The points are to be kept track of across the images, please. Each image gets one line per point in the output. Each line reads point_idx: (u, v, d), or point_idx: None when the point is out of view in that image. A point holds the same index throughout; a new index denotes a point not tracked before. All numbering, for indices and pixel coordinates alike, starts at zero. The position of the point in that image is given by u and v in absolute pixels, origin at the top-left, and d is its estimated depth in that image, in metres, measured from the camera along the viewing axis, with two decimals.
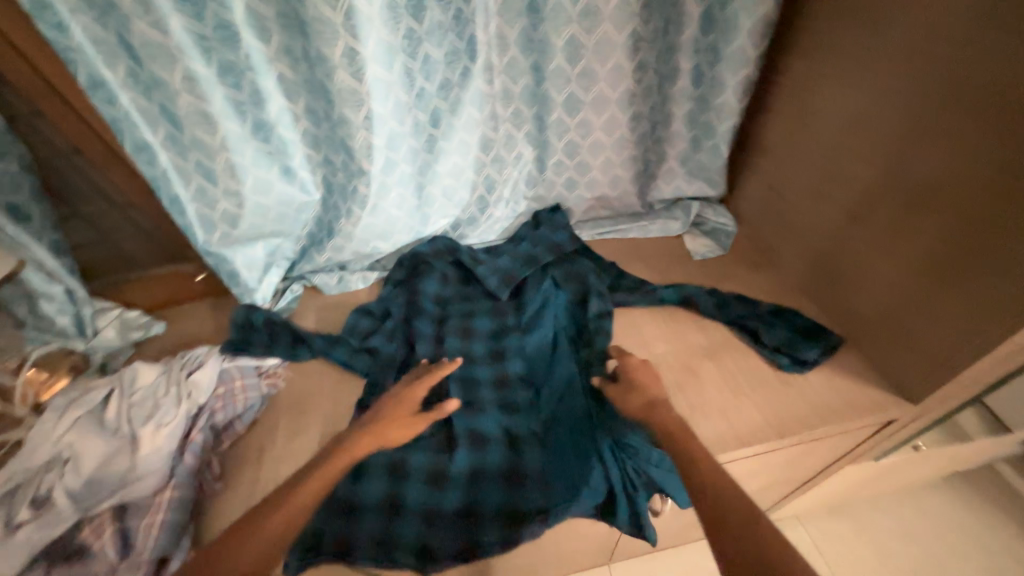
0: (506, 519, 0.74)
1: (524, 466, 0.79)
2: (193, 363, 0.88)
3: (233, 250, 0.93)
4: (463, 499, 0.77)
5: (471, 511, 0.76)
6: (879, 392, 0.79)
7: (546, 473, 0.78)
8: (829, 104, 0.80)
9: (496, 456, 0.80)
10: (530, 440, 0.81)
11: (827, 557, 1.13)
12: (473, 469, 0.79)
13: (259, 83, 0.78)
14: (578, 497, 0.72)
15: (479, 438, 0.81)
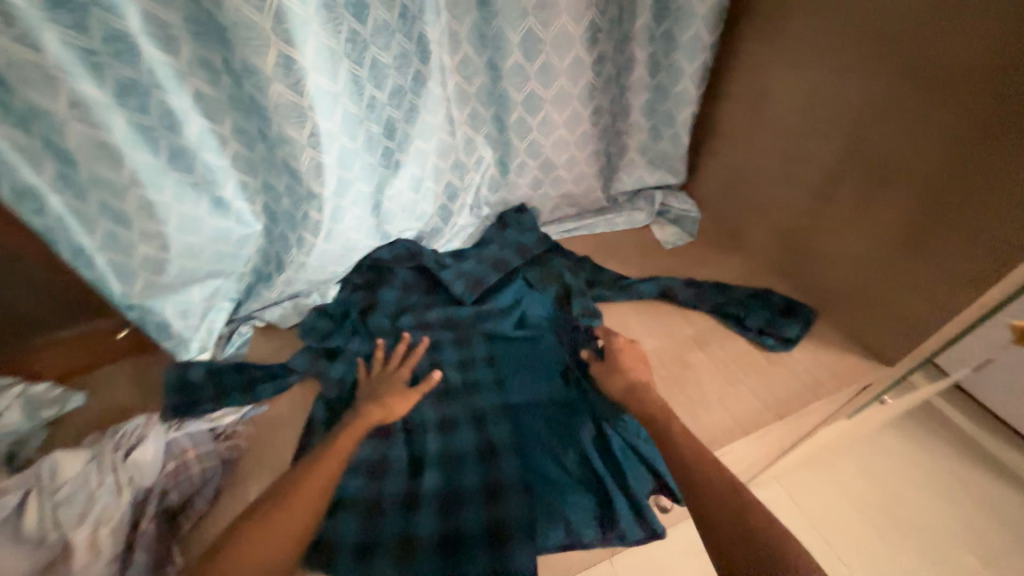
0: (490, 499, 0.68)
1: (498, 442, 0.74)
2: (131, 437, 0.74)
3: (162, 299, 0.80)
4: (442, 529, 0.66)
5: (452, 539, 0.65)
6: (859, 359, 0.82)
7: (525, 447, 0.74)
8: (791, 86, 0.82)
9: (474, 474, 0.71)
10: (499, 416, 0.78)
11: (807, 511, 1.12)
12: (449, 454, 0.74)
13: (173, 103, 0.67)
14: (560, 462, 0.72)
15: (453, 456, 0.73)
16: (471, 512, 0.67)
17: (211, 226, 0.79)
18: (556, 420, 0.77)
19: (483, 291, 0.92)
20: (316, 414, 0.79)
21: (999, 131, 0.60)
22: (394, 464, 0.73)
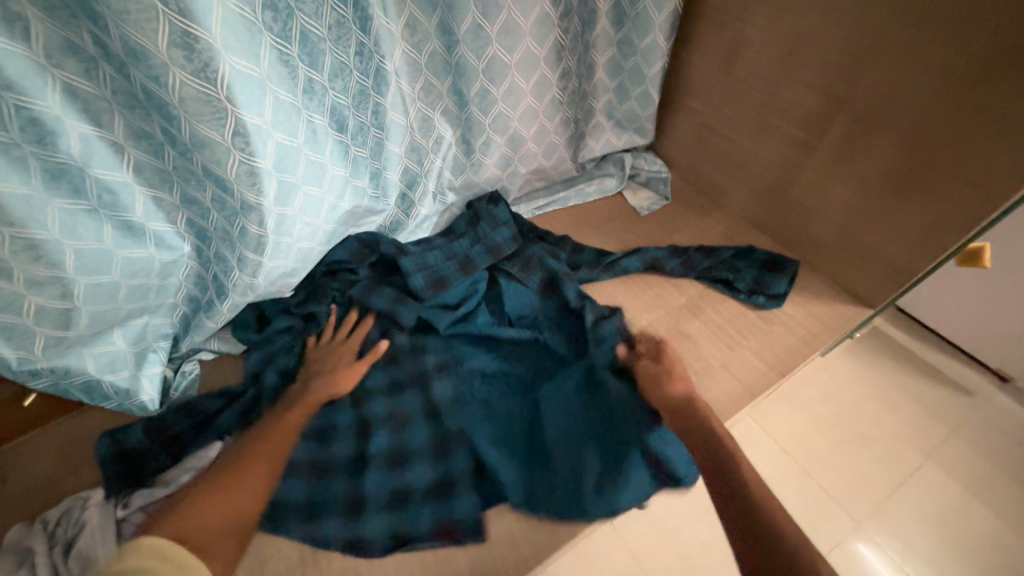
0: (435, 455, 0.71)
1: (438, 400, 0.75)
2: (71, 523, 0.63)
3: (76, 354, 0.65)
4: (391, 486, 0.69)
5: (401, 494, 0.68)
6: (844, 306, 0.83)
7: (470, 400, 0.75)
8: (769, 30, 0.77)
9: (420, 433, 0.73)
10: (439, 371, 0.77)
11: (778, 438, 1.18)
12: (393, 417, 0.74)
13: (38, 107, 0.50)
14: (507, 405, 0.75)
15: (401, 419, 0.74)
16: (417, 468, 0.70)
17: (121, 257, 0.63)
18: (512, 365, 0.78)
19: (446, 287, 0.84)
20: (265, 386, 0.74)
21: (989, 65, 0.58)
22: (341, 430, 0.73)
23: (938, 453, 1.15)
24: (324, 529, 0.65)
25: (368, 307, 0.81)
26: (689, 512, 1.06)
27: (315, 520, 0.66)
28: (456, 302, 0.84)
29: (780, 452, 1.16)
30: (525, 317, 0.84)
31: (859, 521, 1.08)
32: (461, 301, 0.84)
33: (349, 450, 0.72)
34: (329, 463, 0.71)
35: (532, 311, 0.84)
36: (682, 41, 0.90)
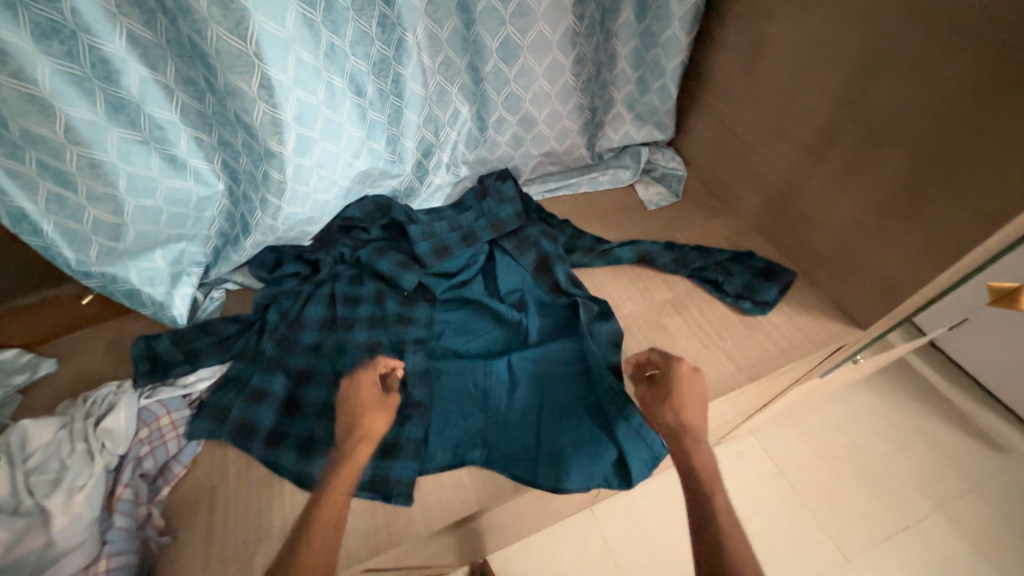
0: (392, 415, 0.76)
1: (408, 370, 0.79)
2: (104, 405, 0.74)
3: (122, 265, 0.76)
4: None
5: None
6: (833, 322, 0.82)
7: (438, 370, 0.81)
8: (789, 31, 0.75)
9: None
10: (416, 345, 0.82)
11: (776, 458, 1.19)
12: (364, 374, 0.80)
13: (107, 50, 0.60)
14: (470, 380, 0.80)
15: None
16: None
17: (165, 186, 0.74)
18: (489, 342, 0.85)
19: (448, 256, 0.90)
20: (269, 319, 0.84)
21: (1003, 86, 0.55)
22: (317, 374, 0.80)
23: (953, 508, 1.12)
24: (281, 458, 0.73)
25: (373, 268, 0.89)
26: (658, 503, 1.12)
27: (272, 446, 0.74)
28: (452, 272, 0.90)
29: (777, 474, 1.17)
30: (515, 293, 0.88)
31: (849, 557, 1.07)
32: (457, 271, 0.91)
33: (319, 396, 0.78)
34: (300, 402, 0.79)
35: (522, 286, 0.89)
36: (707, 37, 0.90)
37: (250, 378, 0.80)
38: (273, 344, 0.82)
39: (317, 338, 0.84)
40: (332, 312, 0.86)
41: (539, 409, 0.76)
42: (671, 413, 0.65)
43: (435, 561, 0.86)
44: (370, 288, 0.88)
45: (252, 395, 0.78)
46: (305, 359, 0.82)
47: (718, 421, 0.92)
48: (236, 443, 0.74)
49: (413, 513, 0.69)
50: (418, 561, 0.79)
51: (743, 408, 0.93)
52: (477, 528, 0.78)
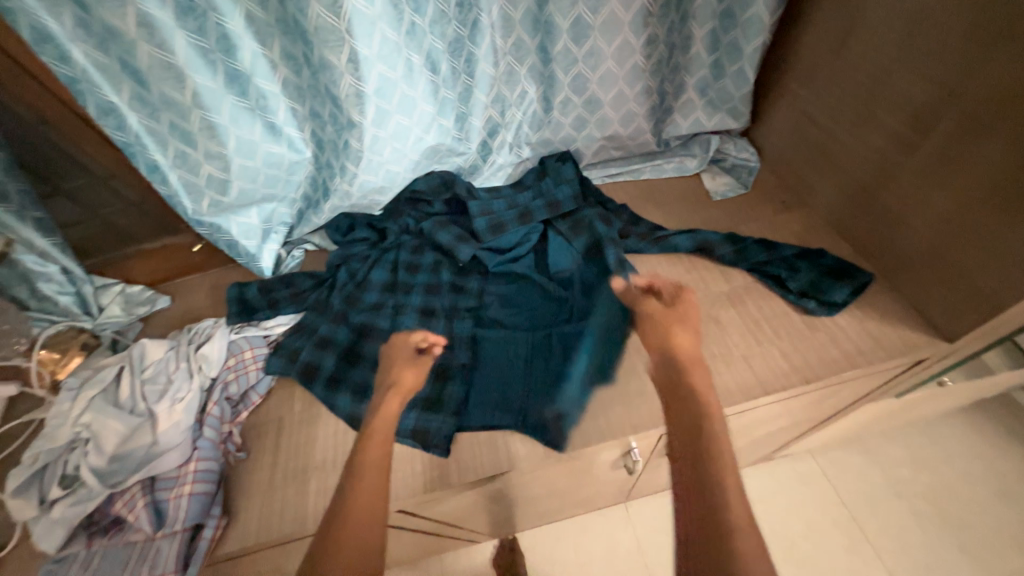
0: (438, 375, 0.81)
1: (457, 335, 0.84)
2: (201, 336, 0.86)
3: (226, 218, 0.89)
4: None
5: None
6: (913, 332, 0.75)
7: (484, 339, 0.85)
8: (887, 8, 0.69)
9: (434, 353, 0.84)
10: (465, 314, 0.87)
11: (837, 484, 1.10)
12: None
13: (228, 26, 0.70)
14: (513, 349, 0.83)
15: None
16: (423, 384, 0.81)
17: (265, 150, 0.84)
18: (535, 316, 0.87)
19: (503, 232, 0.94)
20: (339, 277, 0.93)
21: None
22: (376, 330, 0.88)
23: None
24: (339, 399, 0.81)
25: (434, 240, 0.94)
26: None
27: (333, 389, 0.83)
28: (505, 248, 0.93)
29: (835, 501, 1.08)
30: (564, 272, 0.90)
31: None
32: (510, 248, 0.94)
33: (376, 349, 0.86)
34: (359, 353, 0.86)
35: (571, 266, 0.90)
36: (796, 18, 0.84)
37: (319, 327, 0.88)
38: (340, 300, 0.91)
39: (379, 299, 0.91)
40: (394, 277, 0.93)
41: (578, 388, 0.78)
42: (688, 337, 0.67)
43: (467, 522, 0.91)
44: (429, 258, 0.94)
45: (319, 341, 0.86)
46: (367, 316, 0.89)
47: (770, 427, 0.87)
48: (303, 381, 0.84)
49: (448, 463, 0.74)
50: (451, 517, 0.84)
51: (800, 417, 0.87)
52: (508, 493, 0.82)
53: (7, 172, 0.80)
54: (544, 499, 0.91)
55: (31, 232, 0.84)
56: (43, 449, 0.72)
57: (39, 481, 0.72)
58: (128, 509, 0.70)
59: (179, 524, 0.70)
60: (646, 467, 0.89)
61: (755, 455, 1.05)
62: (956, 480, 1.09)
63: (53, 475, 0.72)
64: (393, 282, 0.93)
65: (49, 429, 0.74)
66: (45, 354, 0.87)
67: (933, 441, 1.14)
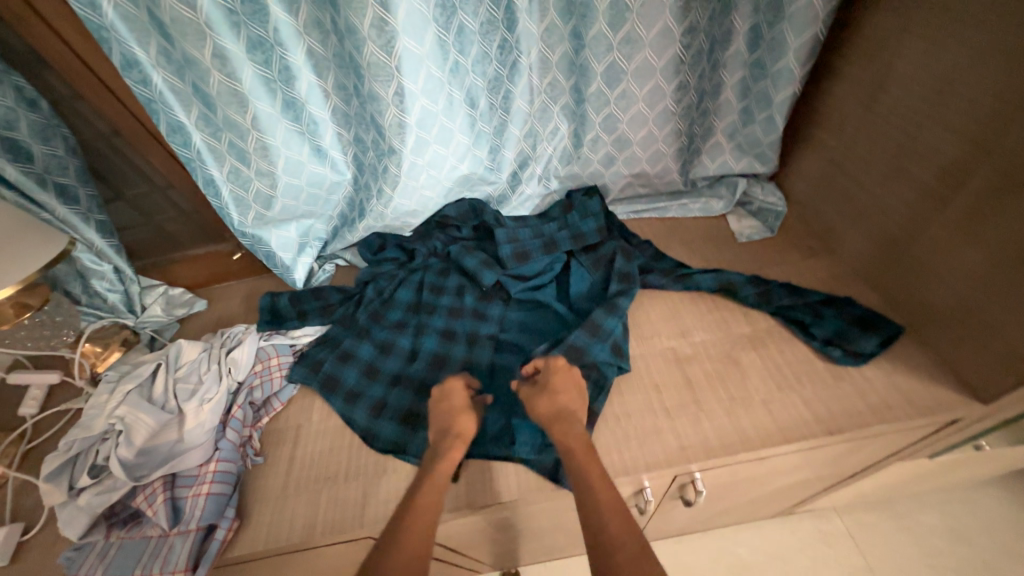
0: None
1: (476, 360, 0.86)
2: (233, 341, 0.90)
3: (268, 230, 0.94)
4: (410, 403, 0.83)
5: (414, 413, 0.82)
6: (944, 391, 0.72)
7: (499, 364, 0.86)
8: (916, 67, 0.70)
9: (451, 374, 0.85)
10: (484, 339, 0.89)
11: (862, 549, 1.04)
12: (438, 356, 0.88)
13: (290, 59, 0.77)
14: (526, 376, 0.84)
15: (441, 359, 0.87)
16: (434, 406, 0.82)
17: (310, 171, 0.90)
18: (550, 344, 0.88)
19: (527, 261, 0.96)
20: (367, 294, 0.96)
21: None
22: (397, 348, 0.91)
23: None
24: (356, 414, 0.83)
25: (460, 264, 0.97)
26: (709, 559, 1.05)
27: (351, 403, 0.85)
28: (527, 276, 0.95)
29: (860, 566, 1.02)
30: (582, 303, 0.92)
31: None
32: (531, 276, 0.96)
33: (394, 366, 0.89)
34: (379, 369, 0.89)
35: (585, 297, 0.92)
36: (829, 71, 0.86)
37: (342, 341, 0.92)
38: (365, 316, 0.94)
39: (402, 317, 0.94)
40: (418, 297, 0.96)
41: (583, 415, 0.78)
42: (546, 401, 0.68)
43: (471, 550, 0.89)
44: (453, 281, 0.97)
45: (342, 355, 0.90)
46: (390, 334, 0.92)
47: (791, 479, 0.84)
48: (323, 392, 0.86)
49: (458, 486, 0.73)
50: (455, 542, 0.83)
51: (823, 471, 0.84)
52: (515, 523, 0.80)
53: (79, 177, 0.88)
54: (551, 533, 0.89)
55: (91, 233, 0.90)
56: (78, 437, 0.75)
57: (70, 468, 0.75)
58: (148, 503, 0.73)
59: (193, 523, 0.71)
60: (659, 508, 0.87)
61: (774, 507, 1.01)
62: (996, 556, 1.01)
63: (84, 463, 0.75)
64: (416, 303, 0.96)
65: (85, 418, 0.78)
66: (88, 346, 0.93)
67: (970, 511, 1.07)
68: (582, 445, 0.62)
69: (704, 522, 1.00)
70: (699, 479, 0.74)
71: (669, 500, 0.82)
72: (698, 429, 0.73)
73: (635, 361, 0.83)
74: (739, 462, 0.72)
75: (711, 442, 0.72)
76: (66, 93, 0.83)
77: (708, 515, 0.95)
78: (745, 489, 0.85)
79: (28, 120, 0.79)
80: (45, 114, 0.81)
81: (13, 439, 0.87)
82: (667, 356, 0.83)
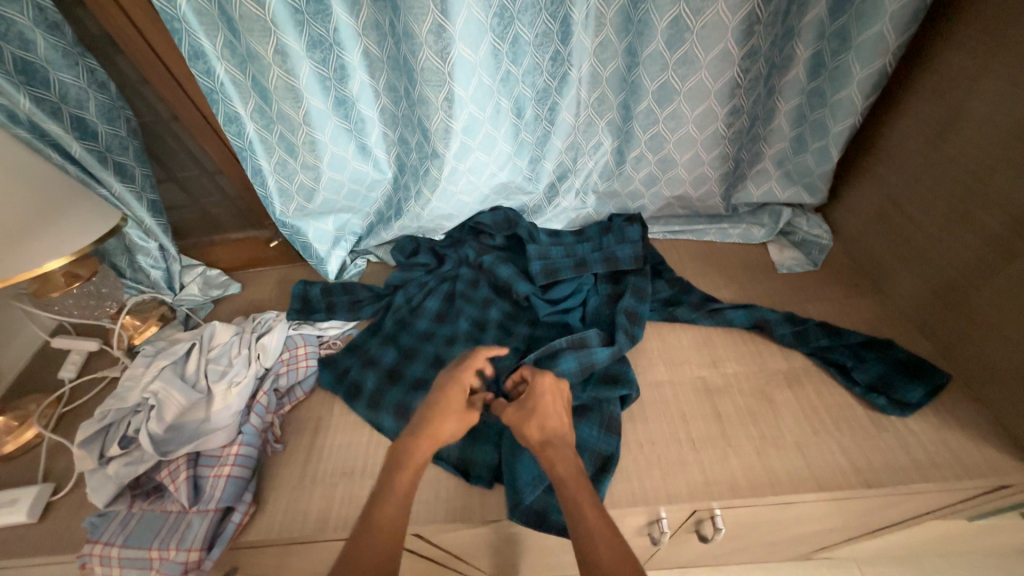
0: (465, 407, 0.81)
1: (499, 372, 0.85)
2: (263, 327, 0.91)
3: (306, 222, 0.96)
4: None
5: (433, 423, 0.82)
6: (995, 453, 0.67)
7: None
8: (991, 108, 0.66)
9: None
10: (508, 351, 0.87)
11: None
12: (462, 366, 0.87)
13: (346, 58, 0.79)
14: None
15: None
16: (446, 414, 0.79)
17: (353, 168, 0.92)
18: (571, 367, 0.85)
19: (556, 281, 0.94)
20: (396, 299, 0.97)
21: None
22: (422, 354, 0.90)
23: None
24: (377, 416, 0.82)
25: (493, 274, 0.96)
26: None
27: (374, 409, 0.83)
28: (552, 298, 0.93)
29: None
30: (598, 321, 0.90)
31: None
32: (556, 298, 0.93)
33: (417, 372, 0.87)
34: (401, 375, 0.88)
35: (598, 317, 0.90)
36: (893, 104, 0.83)
37: (369, 347, 0.92)
38: (393, 322, 0.94)
39: (429, 327, 0.94)
40: (445, 306, 0.96)
41: (588, 432, 0.74)
42: (534, 426, 0.65)
43: (475, 560, 0.88)
44: (483, 292, 0.96)
45: (366, 360, 0.90)
46: (415, 342, 0.92)
47: (816, 525, 0.80)
48: (343, 390, 0.86)
49: (473, 497, 0.72)
50: (462, 550, 0.82)
51: (853, 522, 0.80)
52: (525, 539, 0.79)
53: (137, 157, 0.91)
54: (558, 552, 0.87)
55: (142, 211, 0.93)
56: (112, 407, 0.77)
57: (103, 436, 0.77)
58: (171, 478, 0.74)
59: (212, 504, 0.72)
60: (671, 541, 0.84)
61: (791, 551, 0.96)
62: None
63: (115, 433, 0.77)
64: (443, 310, 0.96)
65: (120, 390, 0.80)
66: (128, 319, 0.96)
67: None
68: (578, 476, 0.59)
69: (714, 558, 0.96)
70: (719, 516, 0.71)
71: (684, 533, 0.79)
72: (724, 465, 0.71)
73: (662, 387, 0.81)
74: (764, 504, 0.69)
75: (737, 479, 0.69)
76: (134, 78, 0.87)
77: (721, 551, 0.92)
78: (764, 531, 0.81)
79: (97, 101, 0.83)
80: (112, 96, 0.85)
81: (51, 402, 0.90)
82: (694, 384, 0.81)
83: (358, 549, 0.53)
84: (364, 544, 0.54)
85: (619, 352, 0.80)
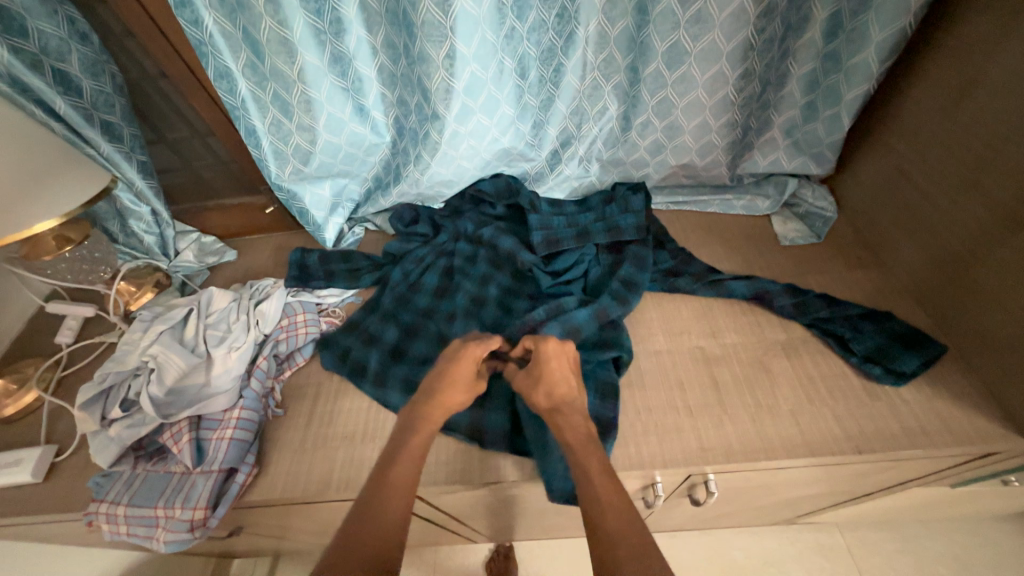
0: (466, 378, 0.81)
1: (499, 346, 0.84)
2: (261, 294, 0.91)
3: (303, 187, 0.94)
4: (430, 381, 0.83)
5: None
6: (987, 422, 0.69)
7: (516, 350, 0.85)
8: (1010, 74, 0.64)
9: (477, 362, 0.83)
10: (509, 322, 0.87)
11: (860, 565, 1.03)
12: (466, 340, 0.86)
13: (342, 10, 0.75)
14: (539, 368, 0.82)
15: None
16: None
17: (350, 130, 0.89)
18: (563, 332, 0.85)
19: (559, 251, 0.93)
20: (394, 275, 0.95)
21: None
22: (425, 332, 0.89)
23: None
24: (379, 386, 0.82)
25: (494, 245, 0.95)
26: (701, 558, 1.06)
27: (374, 377, 0.83)
28: (551, 270, 0.92)
29: None
30: (595, 287, 0.90)
31: None
32: (555, 270, 0.92)
33: (422, 350, 0.87)
34: (404, 352, 0.87)
35: (593, 280, 0.91)
36: (909, 70, 0.80)
37: (367, 325, 0.91)
38: (392, 299, 0.93)
39: (429, 304, 0.93)
40: (444, 282, 0.95)
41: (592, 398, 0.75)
42: (542, 394, 0.66)
43: (472, 521, 0.90)
44: (480, 268, 0.93)
45: (367, 338, 0.89)
46: (417, 318, 0.91)
47: (804, 490, 0.82)
48: (343, 361, 0.86)
49: (473, 459, 0.74)
50: (460, 511, 0.84)
51: (841, 488, 0.82)
52: (522, 501, 0.81)
53: (124, 115, 0.88)
54: (553, 515, 0.90)
55: (132, 173, 0.90)
56: (111, 371, 0.77)
57: (103, 399, 0.77)
58: (174, 441, 0.74)
59: (216, 465, 0.73)
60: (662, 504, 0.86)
61: (777, 516, 1.00)
62: None
63: (115, 396, 0.77)
64: (444, 287, 0.94)
65: (119, 354, 0.80)
66: (124, 285, 0.95)
67: (975, 538, 1.05)
68: (580, 441, 0.60)
69: (702, 521, 1.00)
70: (712, 481, 0.73)
71: (676, 496, 0.81)
72: (720, 432, 0.72)
73: (661, 357, 0.81)
74: (756, 469, 0.70)
75: (732, 445, 0.70)
76: (117, 29, 0.82)
77: (709, 515, 0.95)
78: (753, 496, 0.84)
79: (79, 53, 0.79)
80: (94, 48, 0.81)
81: (49, 365, 0.90)
82: (693, 354, 0.81)
83: (368, 513, 0.54)
84: (374, 509, 0.54)
85: (614, 312, 0.82)
